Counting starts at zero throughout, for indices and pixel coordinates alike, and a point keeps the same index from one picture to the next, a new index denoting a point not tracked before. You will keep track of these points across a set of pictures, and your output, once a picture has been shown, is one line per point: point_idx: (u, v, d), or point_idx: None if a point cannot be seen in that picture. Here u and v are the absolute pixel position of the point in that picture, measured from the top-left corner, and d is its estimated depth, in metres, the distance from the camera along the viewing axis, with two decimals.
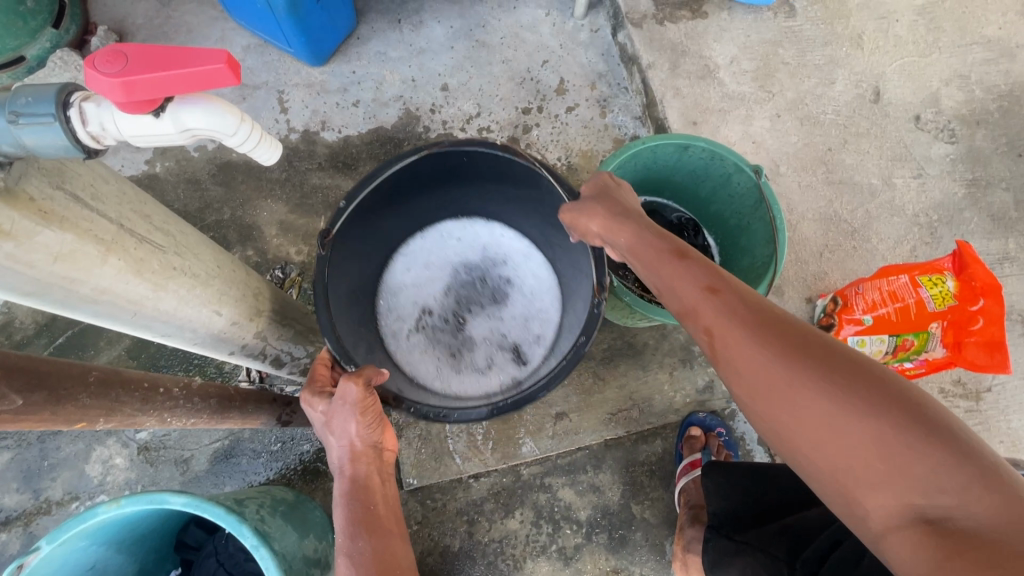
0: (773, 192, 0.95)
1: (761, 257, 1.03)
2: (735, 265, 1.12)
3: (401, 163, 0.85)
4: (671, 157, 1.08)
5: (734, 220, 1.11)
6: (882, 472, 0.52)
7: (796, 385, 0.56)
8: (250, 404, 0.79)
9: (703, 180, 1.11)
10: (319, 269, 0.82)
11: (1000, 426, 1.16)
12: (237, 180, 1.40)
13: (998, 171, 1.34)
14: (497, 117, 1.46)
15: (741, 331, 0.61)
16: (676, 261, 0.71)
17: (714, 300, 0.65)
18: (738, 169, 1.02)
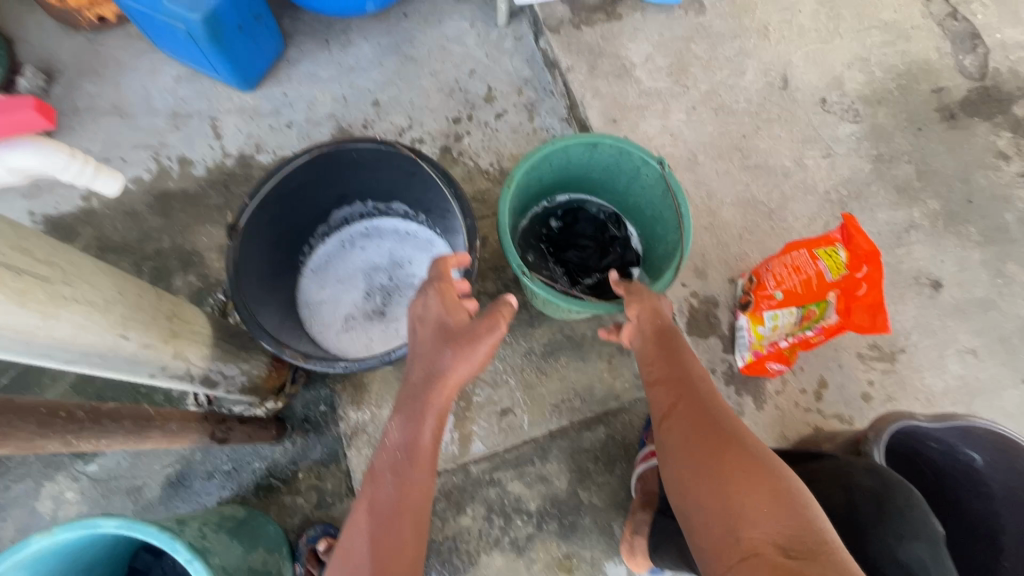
0: (675, 181, 1.02)
1: (671, 244, 1.10)
2: (653, 254, 1.18)
3: (295, 163, 0.97)
4: (584, 156, 1.14)
5: (649, 210, 1.17)
6: (749, 524, 0.65)
7: (721, 441, 0.75)
8: (174, 423, 0.84)
9: (617, 175, 1.17)
10: (229, 257, 0.91)
11: (915, 383, 1.24)
12: (175, 208, 1.42)
13: (901, 146, 1.42)
14: (429, 127, 1.50)
15: (701, 408, 0.80)
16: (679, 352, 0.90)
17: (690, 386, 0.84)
18: (644, 163, 1.08)
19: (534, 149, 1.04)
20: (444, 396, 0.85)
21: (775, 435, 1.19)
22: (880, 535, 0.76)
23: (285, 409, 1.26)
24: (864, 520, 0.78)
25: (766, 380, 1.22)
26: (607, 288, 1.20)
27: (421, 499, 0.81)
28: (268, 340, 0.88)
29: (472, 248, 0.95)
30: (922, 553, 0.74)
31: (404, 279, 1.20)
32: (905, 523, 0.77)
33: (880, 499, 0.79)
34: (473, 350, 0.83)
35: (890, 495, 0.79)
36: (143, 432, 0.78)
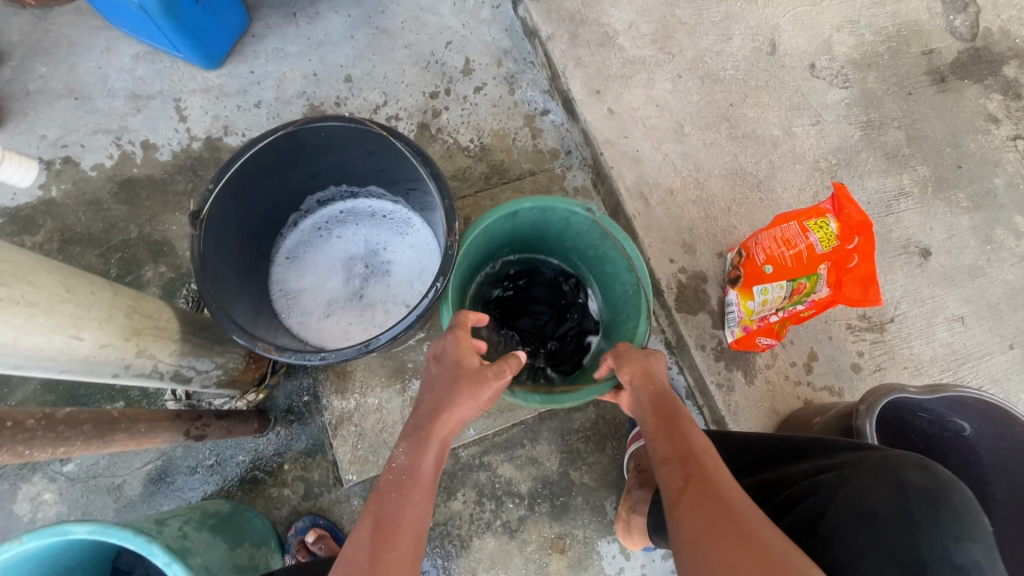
0: (611, 226, 0.95)
1: (624, 317, 1.06)
2: (608, 320, 1.14)
3: (260, 144, 0.92)
4: (506, 225, 1.04)
5: (591, 252, 1.09)
6: None
7: (735, 536, 0.62)
8: (142, 424, 0.82)
9: (547, 227, 1.08)
10: (193, 246, 0.86)
11: (903, 352, 1.23)
12: (141, 196, 1.35)
13: (890, 111, 1.39)
14: (405, 104, 1.43)
15: (710, 489, 0.68)
16: (682, 423, 0.79)
17: (696, 462, 0.72)
18: (572, 213, 1.00)
19: (475, 233, 0.96)
20: (445, 430, 0.79)
21: (766, 409, 1.18)
22: (936, 538, 0.62)
23: (266, 401, 1.23)
24: (920, 522, 0.63)
25: (756, 354, 1.20)
26: (562, 355, 1.17)
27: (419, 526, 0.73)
28: (240, 335, 0.84)
29: (452, 231, 0.90)
30: (981, 556, 0.61)
31: (381, 263, 1.16)
32: (962, 523, 0.63)
33: (935, 498, 0.64)
34: (478, 391, 0.80)
35: (947, 494, 0.64)
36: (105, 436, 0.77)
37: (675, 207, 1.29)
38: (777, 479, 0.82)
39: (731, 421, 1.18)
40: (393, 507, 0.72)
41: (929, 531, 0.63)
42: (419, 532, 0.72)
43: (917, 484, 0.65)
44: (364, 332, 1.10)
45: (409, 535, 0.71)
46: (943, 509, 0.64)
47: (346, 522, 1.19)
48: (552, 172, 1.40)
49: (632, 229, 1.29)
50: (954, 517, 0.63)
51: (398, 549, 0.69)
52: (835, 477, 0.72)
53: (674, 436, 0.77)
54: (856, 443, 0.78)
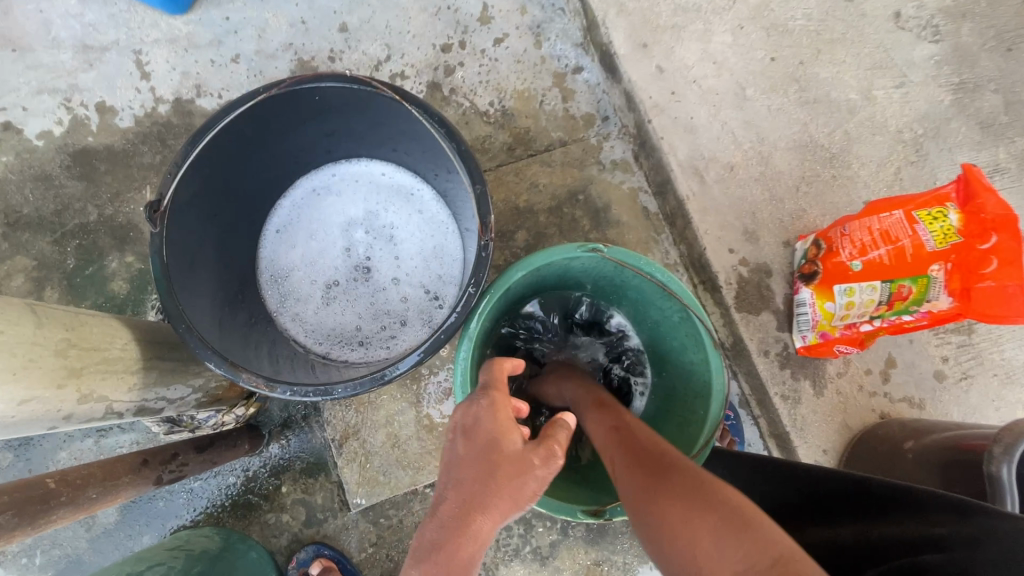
0: (627, 258, 0.76)
1: (686, 366, 0.85)
2: (662, 366, 0.91)
3: (235, 111, 0.70)
4: (504, 302, 0.85)
5: (605, 284, 0.90)
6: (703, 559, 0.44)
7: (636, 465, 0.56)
8: (91, 490, 0.73)
9: (547, 279, 0.88)
10: (154, 250, 0.67)
11: (993, 357, 1.06)
12: (100, 170, 1.13)
13: (986, 71, 1.17)
14: (412, 59, 1.20)
15: (621, 459, 0.59)
16: (592, 410, 0.72)
17: (609, 439, 0.64)
18: (574, 258, 0.81)
19: (470, 321, 0.76)
20: (472, 545, 0.50)
21: (837, 424, 1.02)
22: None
23: (259, 413, 1.06)
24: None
25: (827, 361, 1.04)
26: None
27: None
28: (219, 364, 0.65)
29: (486, 226, 0.71)
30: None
31: (391, 243, 0.96)
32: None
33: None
34: (516, 486, 0.54)
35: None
36: (45, 509, 0.69)
37: (734, 186, 1.10)
38: (863, 542, 0.66)
39: (797, 438, 1.02)
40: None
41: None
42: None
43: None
44: (375, 325, 0.93)
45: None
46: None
47: (355, 550, 1.04)
48: (586, 142, 1.20)
49: (684, 212, 1.10)
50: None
51: None
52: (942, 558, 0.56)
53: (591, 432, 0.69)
54: (961, 501, 0.61)
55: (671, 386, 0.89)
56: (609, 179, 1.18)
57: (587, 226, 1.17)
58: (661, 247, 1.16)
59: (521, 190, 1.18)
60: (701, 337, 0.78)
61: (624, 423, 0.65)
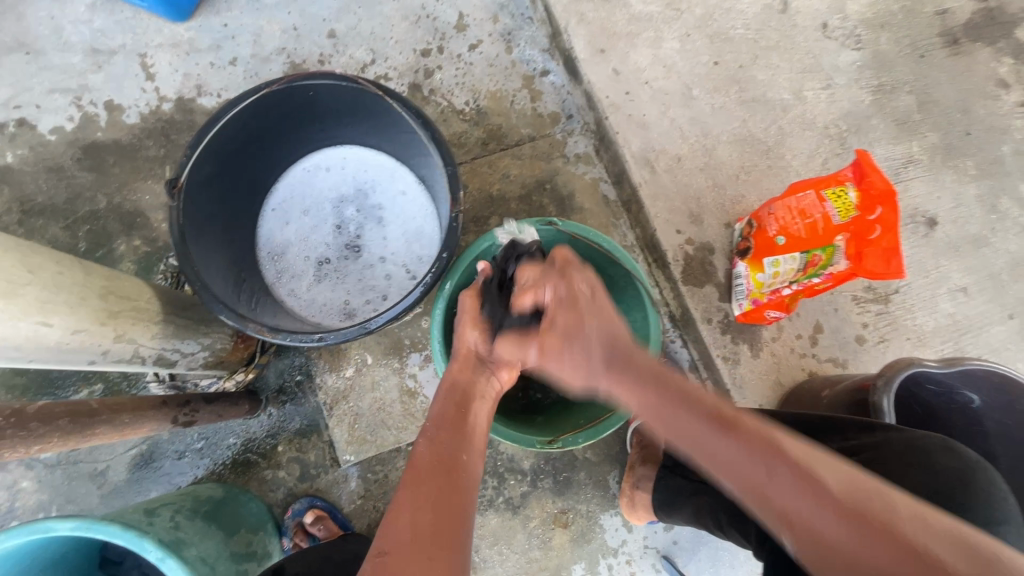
0: (576, 227, 0.92)
1: (631, 324, 1.00)
2: None
3: (241, 103, 0.83)
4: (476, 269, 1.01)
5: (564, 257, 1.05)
6: None
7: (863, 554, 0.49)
8: (125, 415, 0.83)
9: None
10: (173, 220, 0.78)
11: (907, 323, 1.22)
12: (108, 162, 1.24)
13: (902, 75, 1.33)
14: (394, 62, 1.33)
15: (826, 515, 0.51)
16: (725, 434, 0.58)
17: (789, 479, 0.54)
18: (533, 229, 0.97)
19: (446, 279, 0.93)
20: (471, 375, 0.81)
21: (771, 382, 1.17)
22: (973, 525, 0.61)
23: (257, 380, 1.17)
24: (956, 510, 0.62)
25: (763, 327, 1.18)
26: None
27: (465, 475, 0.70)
28: (231, 317, 0.77)
29: (456, 201, 0.84)
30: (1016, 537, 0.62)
31: (376, 222, 1.07)
32: (996, 506, 0.62)
33: (965, 481, 0.64)
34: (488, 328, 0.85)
35: (976, 475, 0.64)
36: (87, 424, 0.77)
37: (682, 175, 1.24)
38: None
39: (736, 394, 1.17)
40: (448, 487, 0.67)
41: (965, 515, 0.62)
42: (462, 506, 0.66)
43: (948, 470, 0.65)
44: (360, 295, 1.04)
45: (451, 498, 0.66)
46: (977, 495, 0.63)
47: (344, 502, 1.15)
48: (553, 138, 1.33)
49: (638, 198, 1.24)
50: (983, 497, 0.63)
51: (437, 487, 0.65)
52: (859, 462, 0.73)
53: (730, 463, 0.57)
54: (868, 423, 0.77)
55: None
56: (573, 170, 1.32)
57: (554, 212, 1.31)
58: (619, 230, 1.30)
59: (494, 180, 1.31)
60: (640, 297, 0.95)
61: (786, 450, 0.55)
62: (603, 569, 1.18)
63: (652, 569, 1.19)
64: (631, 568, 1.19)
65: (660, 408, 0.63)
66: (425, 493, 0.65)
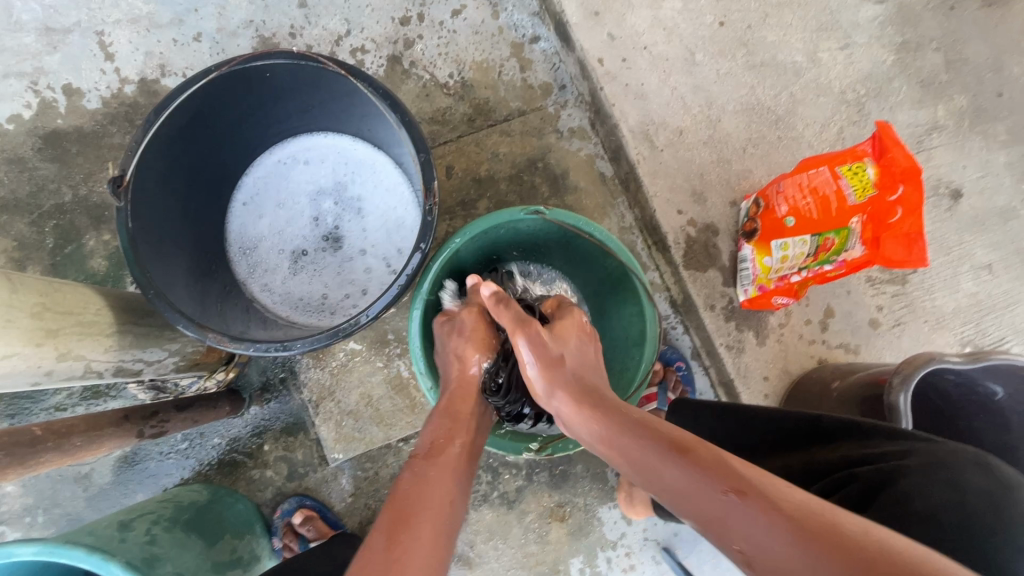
0: (565, 217, 0.84)
1: (627, 315, 0.94)
2: (608, 317, 0.99)
3: (189, 89, 0.75)
4: (458, 263, 0.94)
5: (553, 243, 0.98)
6: None
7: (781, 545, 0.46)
8: (75, 437, 0.85)
9: (498, 241, 0.96)
10: (121, 223, 0.72)
11: (925, 305, 1.14)
12: (72, 151, 1.17)
13: (929, 30, 1.21)
14: (371, 32, 1.23)
15: (776, 536, 0.46)
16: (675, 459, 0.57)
17: (734, 501, 0.51)
18: (518, 219, 0.89)
19: (416, 293, 0.86)
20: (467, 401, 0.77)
21: (778, 370, 1.10)
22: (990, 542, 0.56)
23: (238, 378, 1.13)
24: (977, 525, 0.57)
25: (769, 313, 1.11)
26: None
27: (439, 509, 0.60)
28: (189, 327, 0.72)
29: (430, 191, 0.76)
30: None
31: (355, 212, 1.01)
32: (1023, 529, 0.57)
33: (996, 499, 0.59)
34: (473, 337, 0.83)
35: (1010, 496, 0.59)
36: (32, 452, 0.81)
37: (684, 150, 1.15)
38: (809, 466, 0.73)
39: (740, 384, 1.10)
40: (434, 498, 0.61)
41: (980, 525, 0.57)
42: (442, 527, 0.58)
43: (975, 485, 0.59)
44: (338, 291, 0.99)
45: (426, 538, 0.56)
46: (1003, 515, 0.58)
47: (335, 500, 1.12)
48: (544, 111, 1.24)
49: (636, 175, 1.15)
50: (1010, 521, 0.57)
51: (416, 527, 0.56)
52: (874, 472, 0.64)
53: (678, 490, 0.56)
54: (888, 427, 0.71)
55: (613, 332, 0.98)
56: (566, 146, 1.23)
57: (546, 192, 1.22)
58: (617, 211, 1.21)
59: (482, 159, 1.23)
60: (635, 287, 0.88)
61: (738, 470, 0.53)
62: (602, 562, 1.16)
63: (652, 561, 1.16)
64: (630, 560, 1.16)
65: (615, 436, 0.65)
66: (401, 530, 0.56)
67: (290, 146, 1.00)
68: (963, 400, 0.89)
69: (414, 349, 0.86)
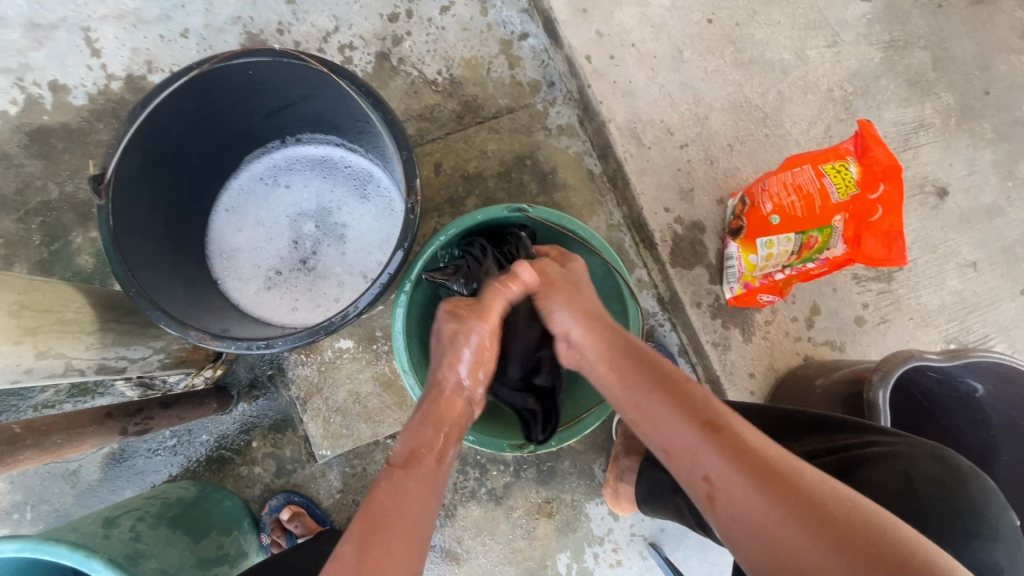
0: (547, 215, 0.86)
1: (609, 315, 0.95)
2: None
3: (170, 87, 0.75)
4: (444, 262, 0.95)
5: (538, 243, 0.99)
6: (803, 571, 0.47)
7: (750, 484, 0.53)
8: (57, 436, 0.85)
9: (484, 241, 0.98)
10: (102, 221, 0.72)
11: (910, 303, 1.15)
12: (58, 148, 1.16)
13: (917, 28, 1.21)
14: (359, 29, 1.22)
15: (738, 474, 0.54)
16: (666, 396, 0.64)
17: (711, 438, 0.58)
18: (502, 218, 0.91)
19: (401, 289, 0.87)
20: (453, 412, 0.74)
21: (763, 368, 1.11)
22: (951, 535, 0.57)
23: (226, 375, 1.13)
24: (932, 517, 0.58)
25: (755, 310, 1.11)
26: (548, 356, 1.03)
27: (416, 520, 0.61)
28: (170, 326, 0.72)
29: (413, 189, 0.76)
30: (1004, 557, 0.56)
31: (336, 239, 1.02)
32: (979, 519, 0.58)
33: (946, 488, 0.59)
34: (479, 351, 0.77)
35: (963, 485, 0.59)
36: (11, 451, 0.81)
37: (671, 148, 1.15)
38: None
39: (726, 381, 1.11)
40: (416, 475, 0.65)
41: (936, 512, 0.58)
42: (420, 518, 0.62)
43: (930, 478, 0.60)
44: (312, 310, 0.99)
45: (418, 493, 0.64)
46: (956, 506, 0.58)
47: (323, 497, 1.13)
48: (533, 109, 1.24)
49: (623, 173, 1.15)
50: (963, 511, 0.58)
51: (390, 539, 0.58)
52: (834, 463, 0.67)
53: (663, 420, 0.63)
54: (859, 422, 0.72)
55: None
56: (555, 143, 1.23)
57: (535, 189, 1.22)
58: (605, 209, 1.21)
59: (471, 157, 1.23)
60: (619, 288, 0.89)
61: (718, 414, 0.61)
62: (589, 558, 1.16)
63: (639, 556, 1.17)
64: (617, 556, 1.17)
65: (620, 360, 0.71)
66: (375, 541, 0.57)
67: (278, 152, 1.02)
68: (948, 399, 0.89)
69: (397, 346, 0.87)
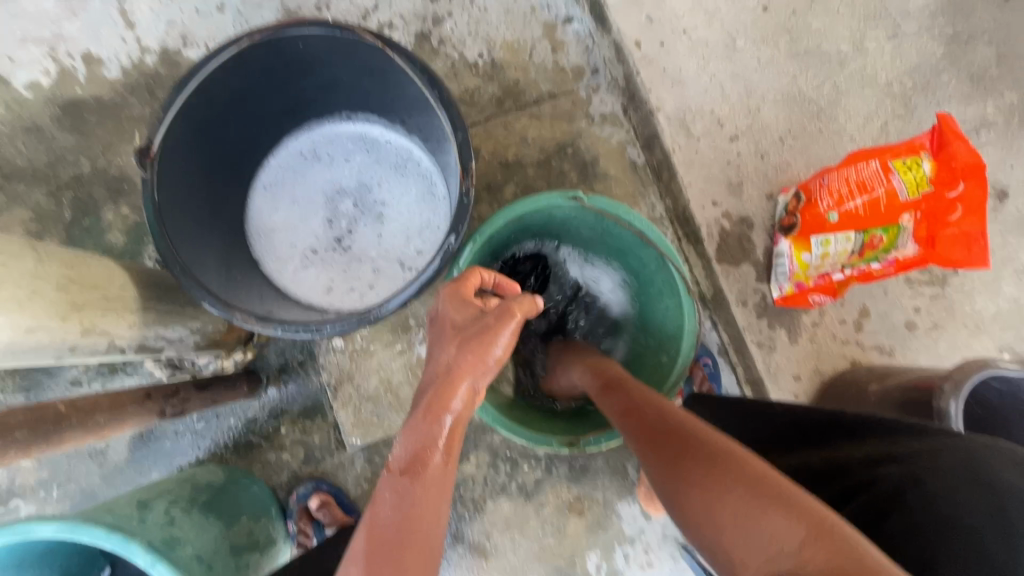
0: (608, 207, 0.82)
1: (659, 309, 0.93)
2: (642, 306, 0.98)
3: (218, 58, 0.72)
4: (490, 251, 0.92)
5: (588, 230, 0.96)
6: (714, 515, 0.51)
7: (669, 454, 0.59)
8: (98, 415, 0.84)
9: (531, 224, 0.94)
10: (147, 195, 0.69)
11: (965, 309, 1.10)
12: (90, 122, 1.14)
13: (981, 22, 1.15)
14: (400, 8, 1.18)
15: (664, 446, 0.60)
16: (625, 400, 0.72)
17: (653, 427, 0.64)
18: (555, 205, 0.87)
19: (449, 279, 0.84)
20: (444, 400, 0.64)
21: (809, 371, 1.07)
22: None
23: (256, 359, 1.11)
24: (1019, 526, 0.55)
25: (803, 311, 1.08)
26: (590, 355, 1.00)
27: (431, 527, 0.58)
28: (216, 307, 0.69)
29: (467, 172, 0.73)
30: None
31: (374, 219, 0.98)
32: None
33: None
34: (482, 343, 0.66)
35: None
36: (56, 430, 0.79)
37: (720, 140, 1.11)
38: (830, 461, 0.69)
39: (770, 382, 1.07)
40: (415, 558, 0.55)
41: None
42: None
43: (1014, 487, 0.57)
44: (346, 293, 0.95)
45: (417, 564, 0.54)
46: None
47: (351, 486, 1.11)
48: (576, 95, 1.20)
49: (670, 165, 1.11)
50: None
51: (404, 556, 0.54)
52: (912, 468, 0.61)
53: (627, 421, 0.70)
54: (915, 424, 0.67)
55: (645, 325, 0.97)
56: (597, 132, 1.19)
57: (575, 179, 1.18)
58: (647, 201, 1.18)
59: (510, 143, 1.19)
60: (673, 285, 0.86)
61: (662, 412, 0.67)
62: (619, 558, 1.14)
63: (670, 558, 1.14)
64: (648, 557, 1.14)
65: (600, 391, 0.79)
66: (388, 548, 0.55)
67: (314, 129, 0.97)
68: (1012, 408, 0.85)
69: None
